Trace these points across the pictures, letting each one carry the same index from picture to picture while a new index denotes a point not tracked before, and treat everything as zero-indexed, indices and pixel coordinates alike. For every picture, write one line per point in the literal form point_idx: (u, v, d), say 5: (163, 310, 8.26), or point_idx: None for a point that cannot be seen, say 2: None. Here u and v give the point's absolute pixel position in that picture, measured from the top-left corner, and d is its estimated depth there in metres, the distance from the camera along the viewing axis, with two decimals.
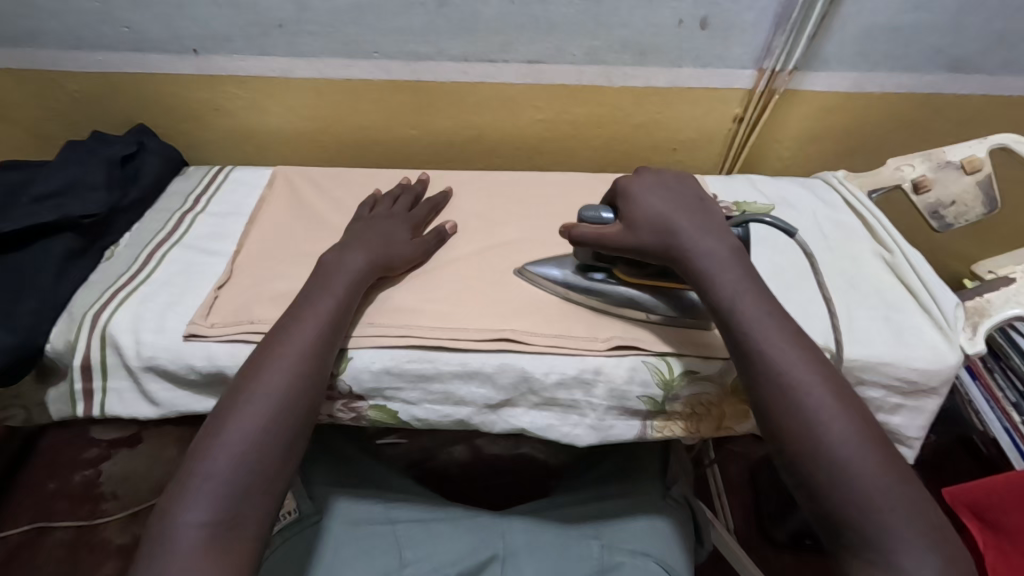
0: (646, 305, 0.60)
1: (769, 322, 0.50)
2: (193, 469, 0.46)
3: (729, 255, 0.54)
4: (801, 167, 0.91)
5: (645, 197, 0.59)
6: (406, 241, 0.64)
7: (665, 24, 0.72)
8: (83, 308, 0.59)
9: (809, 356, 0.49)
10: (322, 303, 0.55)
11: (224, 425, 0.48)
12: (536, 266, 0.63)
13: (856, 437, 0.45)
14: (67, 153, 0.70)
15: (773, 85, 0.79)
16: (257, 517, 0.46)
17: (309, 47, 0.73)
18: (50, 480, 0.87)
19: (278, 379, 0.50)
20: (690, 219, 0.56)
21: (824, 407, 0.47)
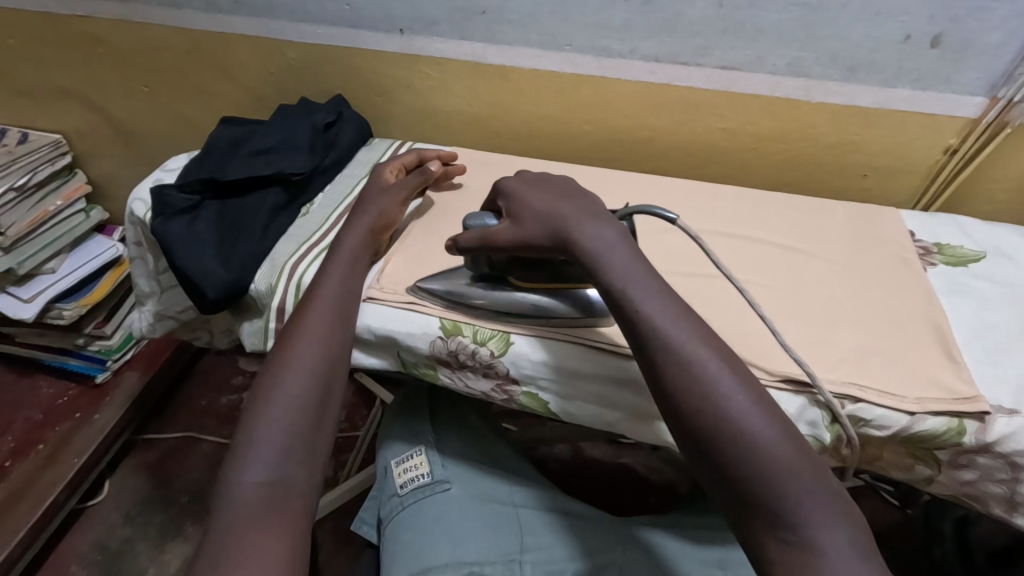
0: (545, 308, 0.58)
1: (666, 311, 0.48)
2: (245, 439, 0.49)
3: (615, 241, 0.52)
4: (1014, 215, 0.79)
5: (526, 193, 0.58)
6: (392, 198, 0.68)
7: (887, 39, 0.67)
8: (284, 257, 0.65)
9: (707, 347, 0.46)
10: (337, 265, 0.61)
11: (272, 381, 0.53)
12: (428, 279, 0.62)
13: (775, 440, 0.42)
14: (281, 118, 0.78)
15: (1007, 116, 0.69)
16: (306, 478, 0.49)
17: (505, 35, 0.76)
18: (201, 399, 1.29)
19: (306, 336, 0.55)
20: (570, 207, 0.55)
21: (737, 408, 0.43)
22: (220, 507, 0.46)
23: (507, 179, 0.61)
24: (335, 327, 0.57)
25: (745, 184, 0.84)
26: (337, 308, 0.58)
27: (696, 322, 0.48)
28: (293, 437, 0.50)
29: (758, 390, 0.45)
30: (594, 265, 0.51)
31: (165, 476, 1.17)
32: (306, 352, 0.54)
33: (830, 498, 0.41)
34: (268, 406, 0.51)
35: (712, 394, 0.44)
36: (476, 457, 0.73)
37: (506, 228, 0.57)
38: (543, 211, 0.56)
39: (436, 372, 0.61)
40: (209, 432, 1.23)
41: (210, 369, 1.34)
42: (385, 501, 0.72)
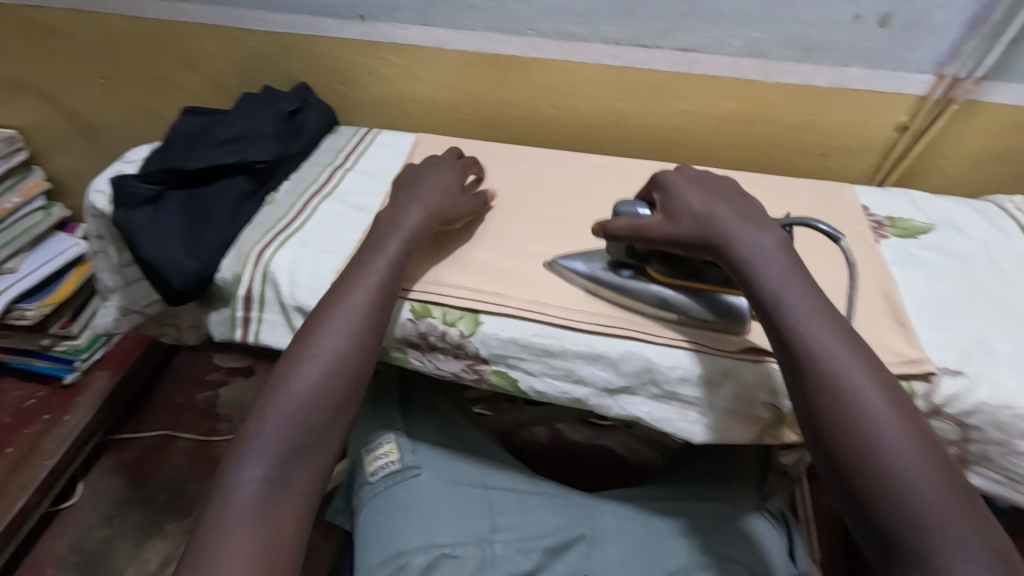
0: (680, 307, 0.58)
1: (829, 335, 0.48)
2: (249, 429, 0.50)
3: (775, 250, 0.52)
4: (964, 189, 0.82)
5: (684, 189, 0.57)
6: (456, 194, 0.66)
7: (839, 20, 0.68)
8: (250, 244, 0.65)
9: (870, 376, 0.47)
10: (387, 246, 0.59)
11: (284, 372, 0.52)
12: (566, 259, 0.63)
13: (912, 463, 0.43)
14: (246, 106, 0.78)
15: (953, 93, 0.72)
16: (307, 476, 0.50)
17: (469, 21, 0.77)
18: (178, 396, 1.28)
19: (338, 329, 0.54)
20: (732, 211, 0.55)
21: (877, 425, 0.44)
22: (218, 496, 0.47)
23: (666, 173, 0.60)
24: (369, 321, 0.55)
25: (709, 165, 0.86)
26: (377, 302, 0.56)
27: (856, 344, 0.48)
28: (302, 434, 0.50)
29: (915, 421, 0.45)
30: (746, 270, 0.52)
31: (140, 475, 1.16)
32: (331, 346, 0.54)
33: (975, 530, 0.41)
34: (278, 401, 0.51)
35: (867, 426, 0.45)
36: (449, 442, 0.74)
37: (659, 220, 0.56)
38: (700, 209, 0.55)
39: (405, 354, 0.62)
40: (185, 429, 1.22)
41: (184, 365, 1.32)
42: (358, 487, 0.72)
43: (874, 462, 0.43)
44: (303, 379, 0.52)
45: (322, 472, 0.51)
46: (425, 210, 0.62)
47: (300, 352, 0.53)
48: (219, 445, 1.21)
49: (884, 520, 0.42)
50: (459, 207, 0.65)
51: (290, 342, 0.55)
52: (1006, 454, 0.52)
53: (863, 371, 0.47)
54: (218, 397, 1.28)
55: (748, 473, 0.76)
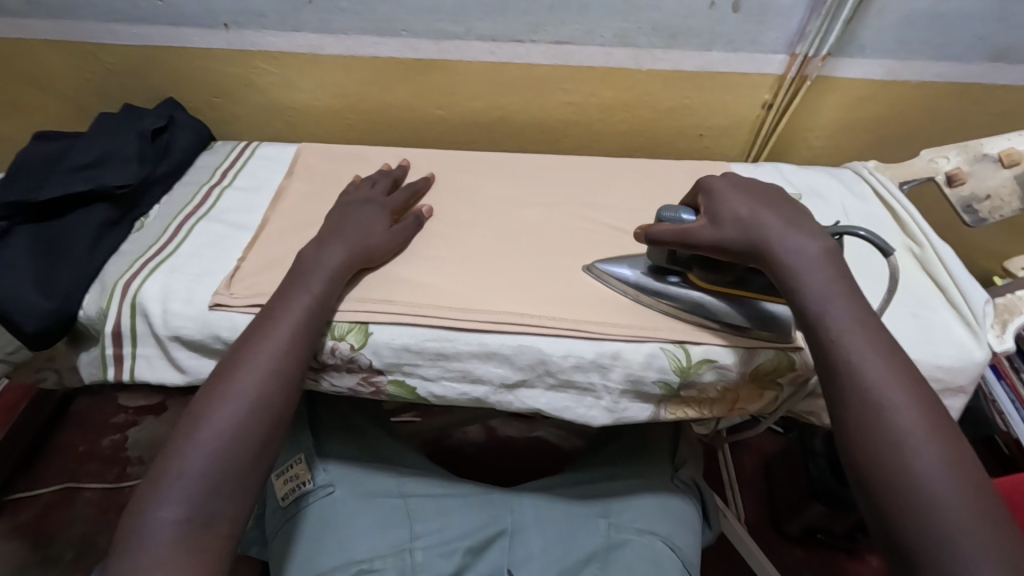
0: (727, 315, 0.57)
1: (868, 343, 0.47)
2: (168, 467, 0.47)
3: (819, 258, 0.51)
4: (829, 158, 0.89)
5: (730, 194, 0.56)
6: (385, 232, 0.63)
7: (697, 7, 0.71)
8: (115, 276, 0.61)
9: (906, 389, 0.45)
10: (311, 284, 0.56)
11: (209, 401, 0.49)
12: (606, 262, 0.63)
13: (952, 494, 0.41)
14: (104, 126, 0.72)
15: (805, 71, 0.77)
16: (230, 516, 0.47)
17: (339, 24, 0.74)
18: (80, 444, 1.18)
19: (258, 363, 0.51)
20: (778, 216, 0.53)
21: (915, 450, 0.43)
22: (132, 541, 0.44)
23: (711, 177, 0.58)
24: (290, 355, 0.52)
25: (597, 153, 0.88)
26: (304, 333, 0.54)
27: (897, 357, 0.47)
28: (223, 473, 0.47)
29: (965, 458, 0.43)
30: (800, 303, 0.50)
31: (41, 536, 1.06)
32: (254, 380, 0.51)
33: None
34: (198, 433, 0.48)
35: (895, 433, 0.44)
36: (363, 455, 0.73)
37: (705, 228, 0.54)
38: (745, 216, 0.53)
39: None
40: (92, 479, 1.13)
41: (85, 410, 1.22)
42: (270, 513, 0.69)
43: (896, 466, 0.43)
44: (228, 412, 0.49)
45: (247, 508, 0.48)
46: (351, 249, 0.60)
47: (227, 385, 0.50)
48: (129, 492, 1.12)
49: (901, 527, 0.42)
50: (387, 244, 0.63)
51: (215, 371, 0.52)
52: None
53: (921, 419, 0.44)
54: (126, 438, 1.19)
55: (662, 446, 0.78)
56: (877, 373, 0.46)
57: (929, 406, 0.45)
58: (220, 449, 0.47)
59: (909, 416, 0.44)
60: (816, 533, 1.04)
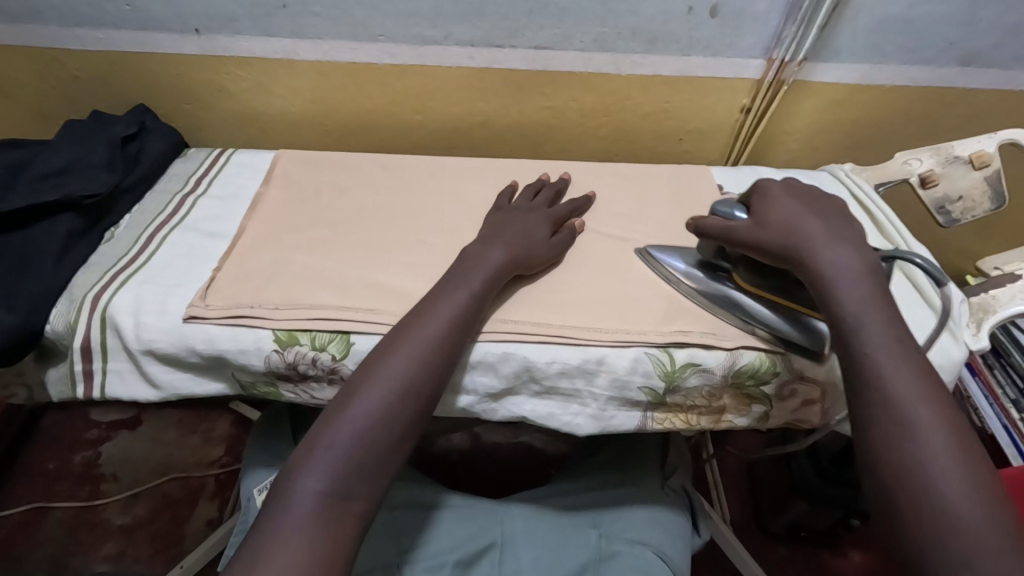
0: (761, 319, 0.57)
1: (881, 325, 0.47)
2: (318, 438, 0.47)
3: (862, 272, 0.50)
4: (806, 160, 0.90)
5: (781, 198, 0.57)
6: (544, 240, 0.63)
7: (674, 12, 0.72)
8: (84, 289, 0.59)
9: (914, 371, 0.45)
10: (472, 279, 0.56)
11: (362, 382, 0.50)
12: (658, 249, 0.65)
13: (958, 476, 0.40)
14: (71, 133, 0.70)
15: (782, 75, 0.78)
16: (365, 497, 0.46)
17: (315, 28, 0.73)
18: (50, 461, 1.14)
19: (416, 350, 0.51)
20: (822, 224, 0.54)
21: (919, 429, 0.42)
22: (278, 503, 0.44)
23: (769, 184, 0.59)
24: (447, 345, 0.52)
25: (578, 157, 0.88)
26: (459, 328, 0.53)
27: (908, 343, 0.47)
28: (366, 455, 0.47)
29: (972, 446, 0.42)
30: (821, 282, 0.50)
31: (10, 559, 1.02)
32: (408, 367, 0.50)
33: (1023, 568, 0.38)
34: (349, 408, 0.48)
35: (900, 410, 0.44)
36: None
37: (747, 226, 0.56)
38: (789, 219, 0.55)
39: (278, 389, 0.58)
40: (63, 498, 1.09)
41: (56, 426, 1.18)
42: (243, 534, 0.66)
43: (898, 439, 0.43)
44: (375, 397, 0.49)
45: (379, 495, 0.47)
46: (508, 249, 0.60)
47: (381, 367, 0.51)
48: (102, 510, 1.09)
49: (900, 503, 0.41)
50: (543, 251, 0.62)
51: (371, 352, 0.53)
52: None
53: (926, 403, 0.44)
54: (99, 454, 1.15)
55: (647, 453, 0.78)
56: (885, 351, 0.46)
57: (945, 397, 0.44)
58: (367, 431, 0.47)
59: (911, 378, 0.45)
60: (800, 531, 1.05)
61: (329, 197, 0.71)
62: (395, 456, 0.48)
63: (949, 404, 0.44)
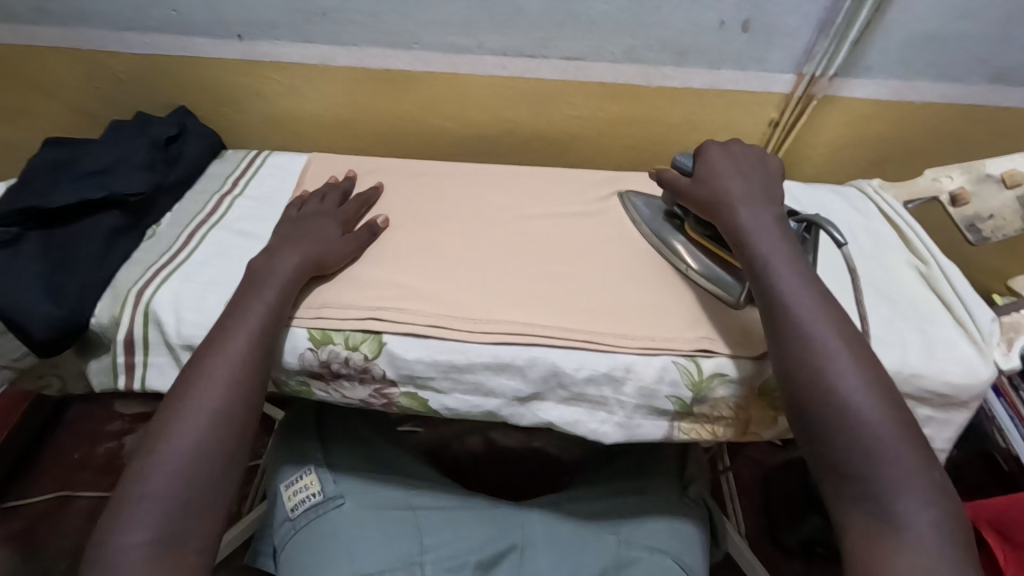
0: (690, 259, 0.64)
1: (797, 281, 0.53)
2: (128, 493, 0.47)
3: (774, 225, 0.57)
4: (833, 174, 0.90)
5: (715, 163, 0.62)
6: (337, 240, 0.64)
7: (705, 26, 0.73)
8: (128, 284, 0.61)
9: (830, 323, 0.51)
10: (262, 296, 0.57)
11: (166, 423, 0.49)
12: (641, 198, 0.72)
13: (879, 419, 0.47)
14: (116, 134, 0.72)
15: (812, 90, 0.79)
16: (199, 533, 0.47)
17: (351, 36, 0.75)
18: (75, 451, 1.16)
19: (216, 376, 0.52)
20: (746, 190, 0.60)
21: (840, 377, 0.48)
22: (99, 567, 0.44)
23: (712, 145, 0.64)
24: (251, 366, 0.53)
25: (603, 167, 0.89)
26: (257, 345, 0.54)
27: (825, 300, 0.52)
28: (185, 492, 0.47)
29: (887, 388, 0.48)
30: (743, 239, 0.56)
31: (34, 545, 1.04)
32: (210, 396, 0.51)
33: (933, 491, 0.45)
34: (158, 454, 0.48)
35: (819, 358, 0.49)
36: (369, 466, 0.72)
37: (689, 184, 0.63)
38: (719, 182, 0.60)
39: (310, 387, 0.60)
40: (86, 488, 1.11)
41: (80, 418, 1.20)
42: (278, 527, 0.69)
43: (827, 388, 0.48)
44: (187, 431, 0.49)
45: (213, 527, 0.48)
46: (297, 259, 0.60)
47: (184, 402, 0.51)
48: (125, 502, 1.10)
49: (838, 451, 0.47)
50: (340, 252, 0.63)
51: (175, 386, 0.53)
52: None
53: (844, 349, 0.50)
54: (122, 446, 1.17)
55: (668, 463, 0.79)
56: (802, 303, 0.52)
57: (861, 345, 0.50)
58: (182, 469, 0.48)
59: (825, 328, 0.50)
60: (815, 547, 1.04)
61: (361, 200, 0.73)
62: (217, 489, 0.49)
63: (856, 339, 0.50)
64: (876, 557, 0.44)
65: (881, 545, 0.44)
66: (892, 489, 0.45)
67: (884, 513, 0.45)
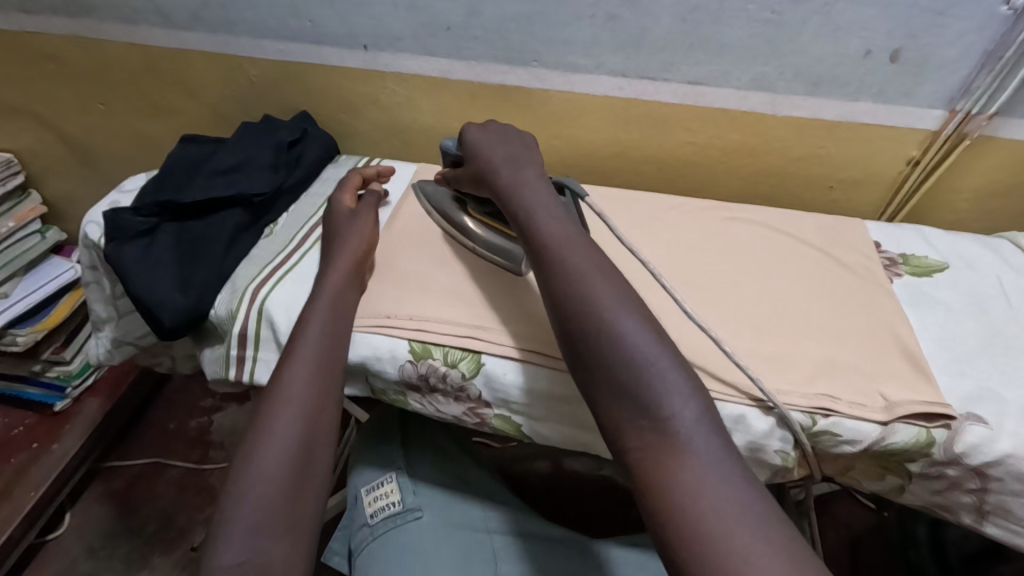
0: (472, 236, 0.66)
1: (551, 220, 0.53)
2: (224, 517, 0.45)
3: (533, 175, 0.58)
4: (976, 223, 0.81)
5: (476, 134, 0.65)
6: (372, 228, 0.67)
7: (849, 55, 0.67)
8: (246, 280, 0.63)
9: (583, 252, 0.50)
10: (315, 314, 0.57)
11: (253, 445, 0.48)
12: (424, 186, 0.74)
13: (634, 331, 0.45)
14: (245, 135, 0.76)
15: (965, 129, 0.71)
16: (290, 554, 0.44)
17: (472, 51, 0.76)
18: (170, 423, 1.23)
19: (295, 396, 0.51)
20: (501, 149, 0.62)
21: (597, 299, 0.46)
22: None
23: (470, 126, 0.67)
24: (325, 383, 0.53)
25: (714, 196, 0.84)
26: (326, 363, 0.54)
27: (577, 235, 0.52)
28: (277, 513, 0.45)
29: (637, 304, 0.47)
30: (504, 193, 0.57)
31: (128, 505, 1.10)
32: (291, 415, 0.50)
33: (693, 388, 0.42)
34: (248, 476, 0.47)
35: (575, 284, 0.48)
36: (449, 482, 0.72)
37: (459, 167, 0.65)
38: (479, 147, 0.63)
39: (406, 397, 0.60)
40: (176, 458, 1.17)
41: (179, 392, 1.28)
42: (355, 530, 0.68)
43: (585, 311, 0.46)
44: (276, 447, 0.48)
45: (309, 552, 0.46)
46: (349, 273, 0.61)
47: (266, 423, 0.50)
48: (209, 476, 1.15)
49: (606, 374, 0.44)
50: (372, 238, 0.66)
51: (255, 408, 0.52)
52: None
53: (597, 273, 0.49)
54: (211, 423, 1.23)
55: None
56: (558, 237, 0.52)
57: (610, 268, 0.50)
58: (275, 490, 0.46)
59: (581, 256, 0.50)
60: None
61: None
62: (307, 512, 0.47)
63: (607, 265, 0.50)
64: (656, 474, 0.39)
65: (660, 460, 0.39)
66: (657, 394, 0.41)
67: (653, 420, 0.41)
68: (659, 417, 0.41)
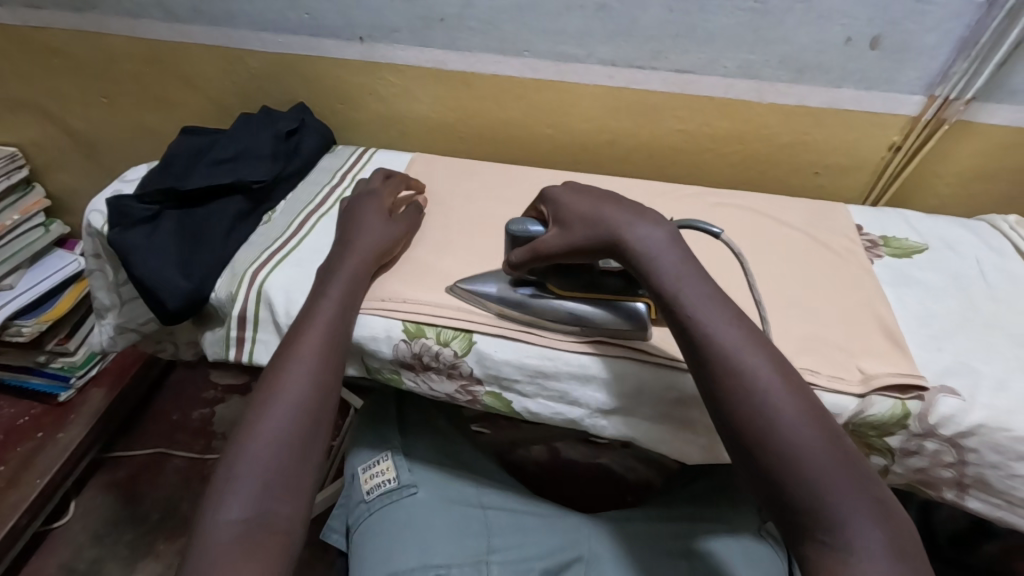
0: (577, 317, 0.57)
1: (710, 306, 0.48)
2: (227, 475, 0.48)
3: (667, 241, 0.52)
4: (958, 207, 0.82)
5: (569, 198, 0.57)
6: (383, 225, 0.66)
7: (831, 42, 0.69)
8: (245, 264, 0.65)
9: (761, 353, 0.46)
10: (330, 290, 0.59)
11: (258, 411, 0.51)
12: (468, 282, 0.62)
13: (815, 445, 0.42)
14: (244, 125, 0.78)
15: (944, 114, 0.73)
16: (288, 513, 0.48)
17: (466, 41, 0.78)
18: (173, 412, 1.25)
19: (301, 366, 0.54)
20: (616, 208, 0.54)
21: (776, 408, 0.43)
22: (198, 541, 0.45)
23: (553, 189, 0.59)
24: (331, 354, 0.55)
25: (704, 183, 0.86)
26: (335, 337, 0.56)
27: (748, 325, 0.48)
28: (275, 473, 0.48)
29: (819, 412, 0.44)
30: (642, 268, 0.51)
31: (132, 493, 1.13)
32: (297, 384, 0.53)
33: (876, 508, 0.40)
34: (251, 438, 0.50)
35: (750, 392, 0.44)
36: (444, 459, 0.74)
37: (555, 234, 0.56)
38: (591, 211, 0.55)
39: (400, 376, 0.62)
40: (179, 447, 1.19)
41: (181, 383, 1.30)
42: (352, 507, 0.71)
43: (767, 423, 0.43)
44: (281, 414, 0.51)
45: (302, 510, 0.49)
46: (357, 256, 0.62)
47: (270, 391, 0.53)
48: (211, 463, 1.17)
49: (790, 493, 0.41)
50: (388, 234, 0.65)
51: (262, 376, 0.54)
52: (1004, 477, 0.53)
53: (778, 378, 0.45)
54: (213, 413, 1.26)
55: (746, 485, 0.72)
56: (729, 336, 0.46)
57: (788, 370, 0.46)
58: (275, 453, 0.49)
59: (758, 358, 0.45)
60: None
61: (456, 203, 0.74)
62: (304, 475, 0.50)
63: (784, 366, 0.46)
64: None
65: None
66: (843, 519, 0.40)
67: (836, 543, 0.39)
68: (850, 548, 0.39)
